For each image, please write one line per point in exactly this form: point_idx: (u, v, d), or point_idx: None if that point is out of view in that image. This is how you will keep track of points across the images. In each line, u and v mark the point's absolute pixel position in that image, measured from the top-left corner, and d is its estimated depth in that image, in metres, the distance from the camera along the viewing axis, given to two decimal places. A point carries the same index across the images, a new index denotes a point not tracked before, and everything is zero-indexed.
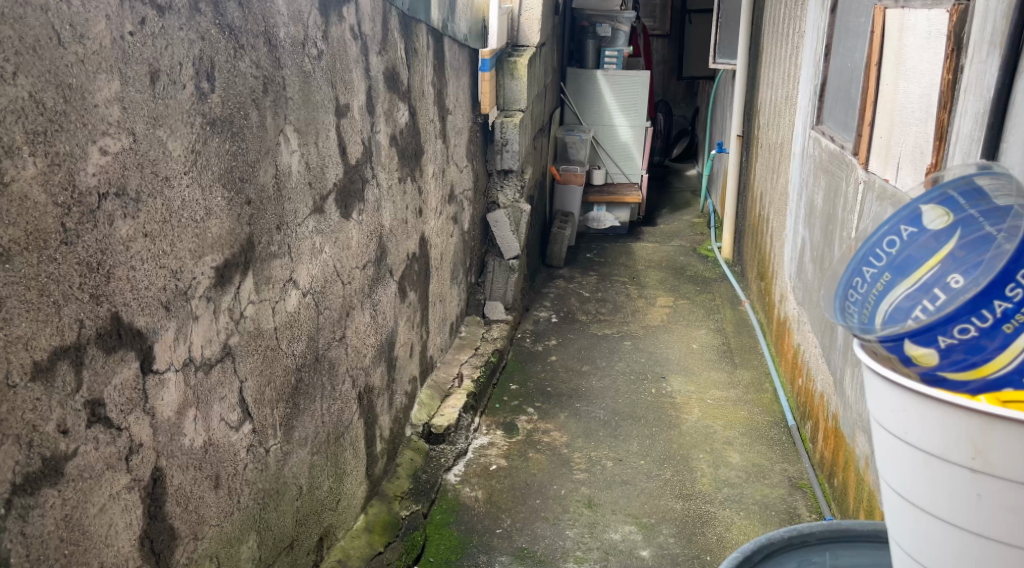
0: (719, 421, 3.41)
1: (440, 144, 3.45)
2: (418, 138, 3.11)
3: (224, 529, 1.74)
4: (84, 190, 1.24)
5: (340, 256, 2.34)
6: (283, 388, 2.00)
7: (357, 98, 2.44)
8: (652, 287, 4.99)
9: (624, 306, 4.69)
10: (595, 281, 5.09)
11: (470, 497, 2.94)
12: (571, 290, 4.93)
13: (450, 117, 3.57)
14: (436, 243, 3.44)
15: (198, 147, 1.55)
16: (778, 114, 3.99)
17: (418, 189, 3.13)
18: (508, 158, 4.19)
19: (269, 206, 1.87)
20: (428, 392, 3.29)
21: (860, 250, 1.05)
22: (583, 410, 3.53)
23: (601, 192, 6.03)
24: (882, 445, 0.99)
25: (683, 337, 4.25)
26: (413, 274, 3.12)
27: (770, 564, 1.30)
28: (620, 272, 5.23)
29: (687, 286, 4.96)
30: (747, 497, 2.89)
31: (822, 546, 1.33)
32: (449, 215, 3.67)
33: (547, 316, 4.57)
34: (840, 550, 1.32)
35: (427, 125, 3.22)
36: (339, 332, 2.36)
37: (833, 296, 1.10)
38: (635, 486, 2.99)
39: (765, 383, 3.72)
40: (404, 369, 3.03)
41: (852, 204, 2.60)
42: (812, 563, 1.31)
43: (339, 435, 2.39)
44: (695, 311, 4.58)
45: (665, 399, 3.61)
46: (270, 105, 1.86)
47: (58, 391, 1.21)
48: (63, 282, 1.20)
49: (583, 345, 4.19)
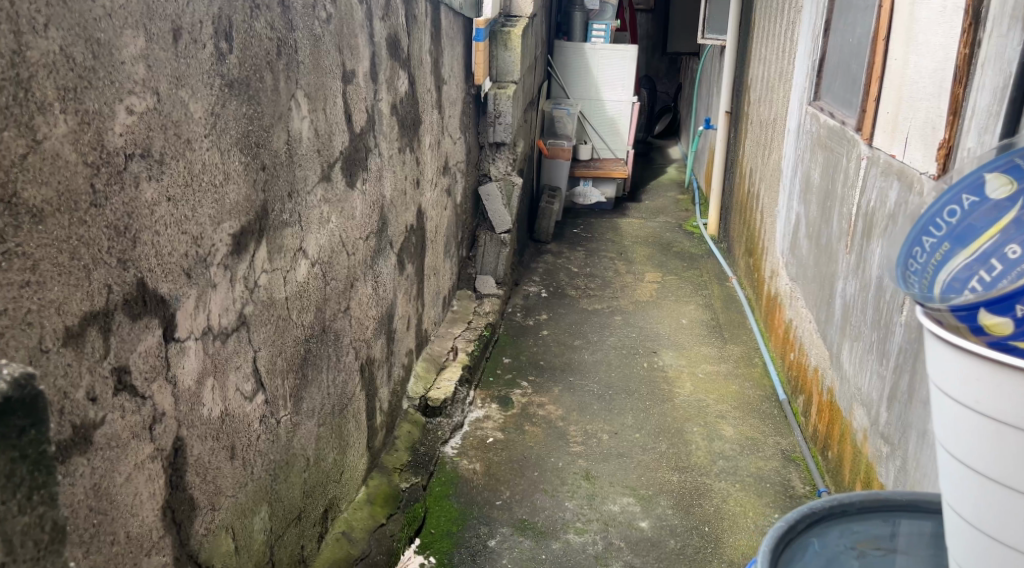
0: (712, 395, 3.45)
1: (436, 114, 3.41)
2: (417, 108, 3.07)
3: (239, 500, 1.72)
4: (112, 150, 1.20)
5: (346, 226, 2.31)
6: (293, 358, 1.97)
7: (362, 64, 2.40)
8: (639, 264, 5.02)
9: (612, 282, 4.71)
10: (582, 257, 5.10)
11: (469, 469, 2.94)
12: (559, 266, 4.94)
13: (445, 88, 3.53)
14: (431, 216, 3.42)
15: (217, 111, 1.51)
16: (771, 91, 4.00)
17: (416, 160, 3.10)
18: (501, 132, 4.18)
19: (281, 172, 1.83)
20: (423, 365, 3.29)
21: (922, 219, 1.08)
22: (577, 384, 3.55)
23: (588, 167, 6.03)
24: (947, 414, 1.00)
25: (672, 313, 4.28)
26: (411, 246, 3.10)
27: (814, 532, 1.34)
28: (608, 247, 5.25)
29: (674, 262, 5.00)
30: (742, 469, 2.93)
31: (863, 514, 1.36)
32: (444, 187, 3.64)
33: (536, 290, 4.57)
34: (885, 518, 1.35)
35: (424, 95, 3.18)
36: (344, 303, 2.33)
37: (891, 268, 1.13)
38: (631, 458, 3.01)
39: (754, 358, 3.77)
40: (401, 342, 3.02)
41: (853, 179, 2.62)
42: (855, 531, 1.34)
43: (343, 407, 2.37)
44: (682, 288, 4.62)
45: (658, 373, 3.64)
46: (283, 69, 1.81)
47: (88, 356, 1.18)
48: (93, 245, 1.17)
49: (573, 320, 4.21)
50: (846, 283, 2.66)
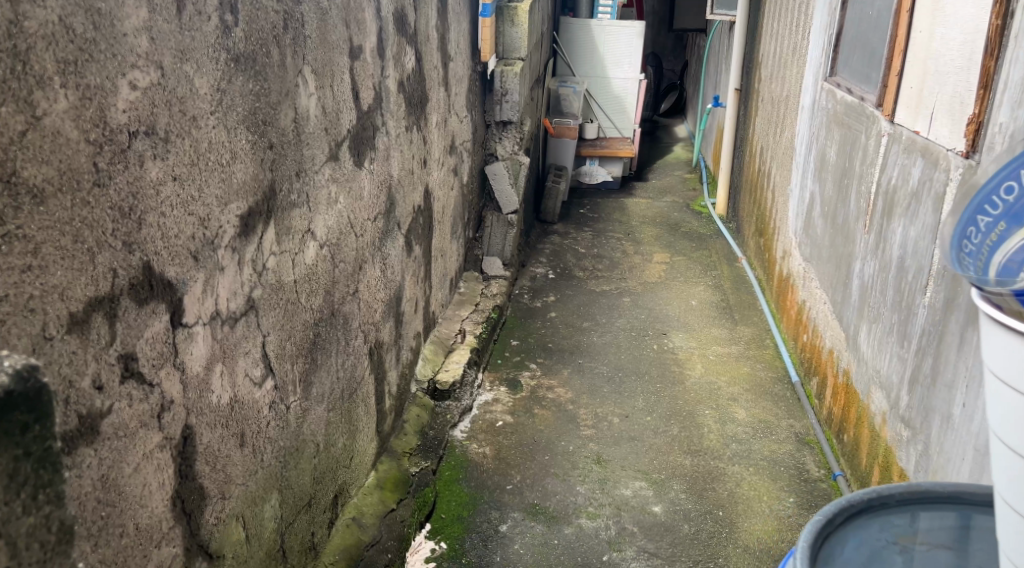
0: (723, 376, 3.42)
1: (443, 93, 3.34)
2: (423, 86, 3.00)
3: (250, 488, 1.68)
4: (115, 127, 1.14)
5: (354, 206, 2.26)
6: (302, 343, 1.93)
7: (369, 40, 2.33)
8: (647, 245, 4.98)
9: (620, 263, 4.67)
10: (589, 239, 5.06)
11: (479, 453, 2.90)
12: (566, 247, 4.90)
13: (451, 65, 3.46)
14: (438, 196, 3.36)
15: (223, 86, 1.45)
16: (784, 68, 3.93)
17: (423, 139, 3.03)
18: (507, 111, 4.11)
19: (289, 151, 1.77)
20: (431, 347, 3.25)
21: (977, 195, 1.01)
22: (586, 366, 3.51)
23: (594, 146, 5.99)
24: (1013, 403, 0.95)
25: (681, 296, 4.24)
26: (418, 227, 3.05)
27: (852, 525, 1.31)
28: (615, 228, 5.23)
29: (682, 243, 4.96)
30: (755, 452, 2.89)
31: (901, 507, 1.33)
32: (450, 167, 3.58)
33: (543, 272, 4.53)
34: (919, 512, 1.32)
35: (431, 71, 3.10)
36: (353, 286, 2.28)
37: (945, 247, 1.08)
38: (642, 441, 2.97)
39: (766, 339, 3.73)
40: (409, 324, 2.98)
41: (872, 157, 2.56)
42: (893, 525, 1.31)
43: (352, 391, 2.33)
44: (690, 270, 4.57)
45: (668, 355, 3.60)
46: (289, 43, 1.75)
47: (93, 343, 1.13)
48: (97, 227, 1.11)
49: (581, 301, 4.17)
50: (864, 264, 2.60)
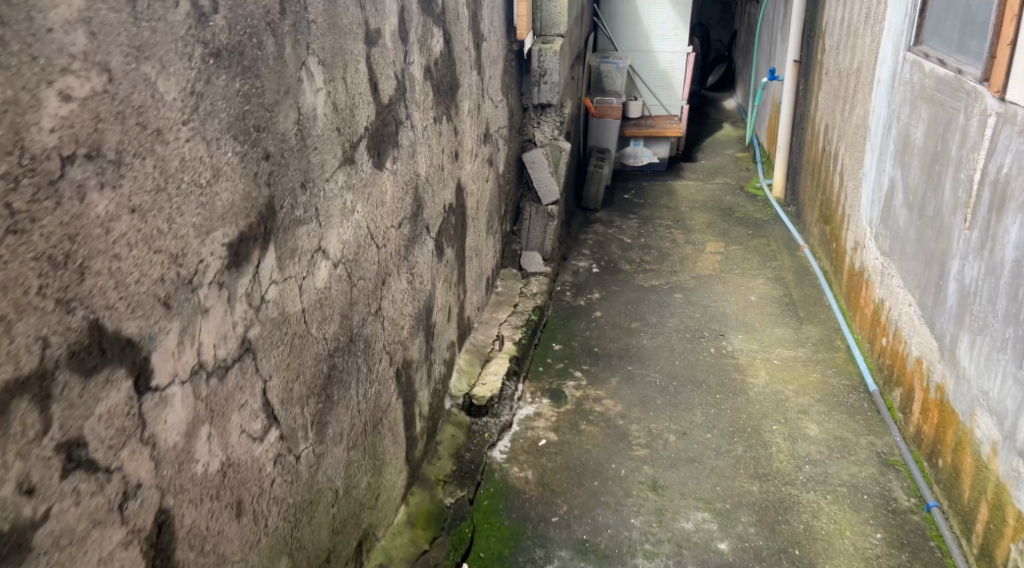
0: (791, 385, 3.09)
1: (476, 77, 3.03)
2: (453, 70, 2.70)
3: (250, 562, 1.41)
4: (38, 154, 0.86)
5: (374, 215, 1.97)
6: (314, 380, 1.65)
7: (389, 22, 2.03)
8: (698, 236, 4.65)
9: (670, 255, 4.38)
10: (635, 229, 4.74)
11: (520, 478, 2.62)
12: (610, 237, 4.61)
13: (484, 45, 3.14)
14: (471, 191, 3.09)
15: (199, 88, 1.15)
16: (856, 37, 3.54)
17: (454, 129, 2.74)
18: (546, 93, 3.81)
19: (291, 159, 1.49)
20: (466, 357, 2.97)
21: None
22: (637, 374, 3.21)
23: (639, 126, 5.71)
24: None
25: (738, 292, 3.91)
26: (450, 228, 2.77)
27: None
28: (663, 214, 4.95)
29: (738, 230, 4.71)
30: (833, 477, 2.56)
31: None
32: (484, 157, 3.30)
33: (586, 266, 4.24)
34: None
35: (461, 54, 2.79)
36: (375, 304, 2.00)
37: None
38: (704, 464, 2.66)
39: (836, 341, 3.39)
40: (442, 336, 2.71)
41: (975, 140, 2.20)
42: None
43: (377, 422, 2.06)
44: (745, 264, 4.23)
45: (727, 360, 3.29)
46: (289, 31, 1.46)
47: (14, 439, 0.86)
48: (13, 287, 0.84)
49: (630, 299, 3.87)
50: (964, 264, 2.25)
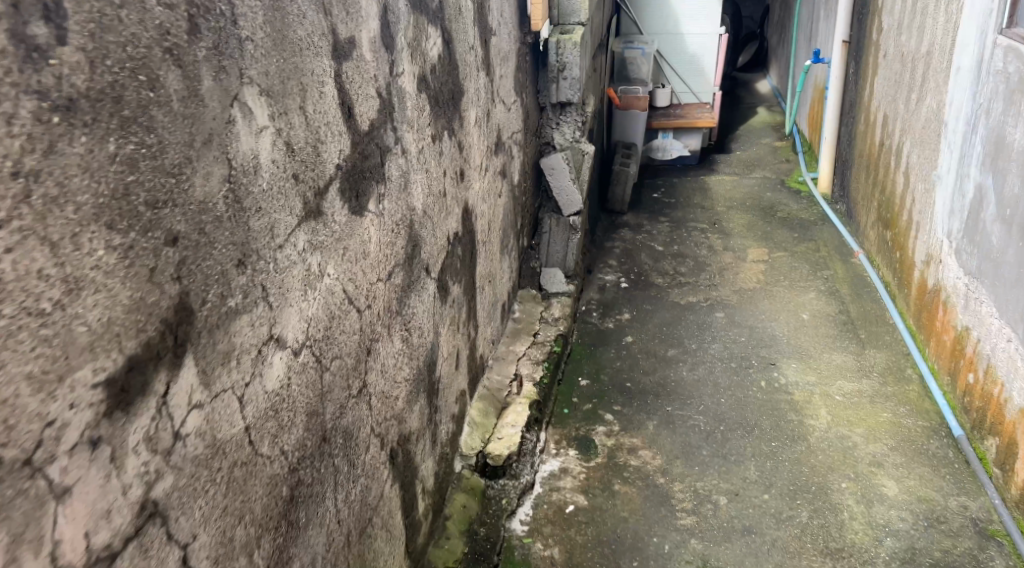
0: (859, 429, 2.68)
1: (481, 79, 2.62)
2: (454, 75, 2.29)
3: None
4: None
5: (352, 272, 1.56)
6: (271, 512, 1.24)
7: (368, 25, 1.62)
8: (737, 241, 4.21)
9: (707, 266, 3.97)
10: (666, 236, 4.32)
11: (544, 559, 2.22)
12: (640, 245, 4.23)
13: (490, 42, 2.73)
14: (481, 211, 2.69)
15: (29, 164, 0.75)
16: (934, 17, 3.07)
17: (458, 145, 2.34)
18: (564, 93, 3.41)
19: (220, 233, 1.07)
20: (479, 407, 2.56)
21: None
22: (677, 417, 2.82)
23: (667, 117, 5.31)
24: None
25: (786, 312, 3.49)
26: (456, 261, 2.38)
27: None
28: (697, 216, 4.55)
29: (781, 233, 4.29)
30: (923, 554, 2.15)
31: None
32: (495, 170, 2.90)
33: (614, 281, 3.86)
34: None
35: (464, 54, 2.38)
36: (357, 383, 1.59)
37: None
38: (762, 536, 2.25)
39: (906, 370, 2.99)
40: (449, 389, 2.33)
41: None
42: None
43: (365, 525, 1.66)
44: (793, 277, 3.81)
45: (780, 398, 2.89)
46: (207, 53, 1.03)
47: None
48: None
49: (664, 321, 3.47)
50: None
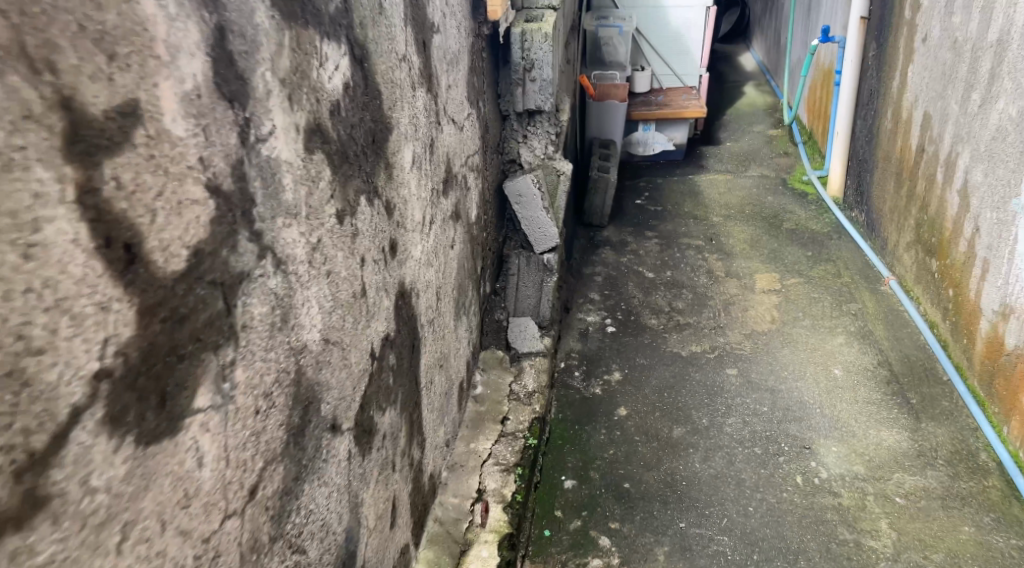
0: (936, 556, 2.05)
1: (418, 100, 1.87)
2: (373, 108, 1.53)
3: None
4: None
5: (156, 555, 0.81)
6: None
7: (177, 70, 0.85)
8: (741, 263, 3.54)
9: (709, 299, 3.28)
10: (656, 258, 3.62)
11: None
12: (625, 271, 3.53)
13: (428, 45, 1.97)
14: (426, 279, 1.96)
15: None
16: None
17: (385, 207, 1.60)
18: (532, 101, 2.69)
19: None
20: (429, 560, 1.86)
21: None
22: (695, 538, 2.16)
23: (648, 106, 4.57)
24: None
25: (814, 366, 2.83)
26: (391, 373, 1.65)
27: None
28: (690, 229, 3.85)
29: (791, 251, 3.62)
30: None
31: None
32: (445, 214, 2.17)
33: (597, 324, 3.17)
34: None
35: (387, 73, 1.62)
36: None
37: None
38: None
39: (980, 456, 2.36)
40: (384, 561, 1.62)
41: None
42: None
43: None
44: (815, 315, 3.14)
45: (824, 504, 2.24)
46: None
47: None
48: None
49: (664, 382, 2.80)
50: None
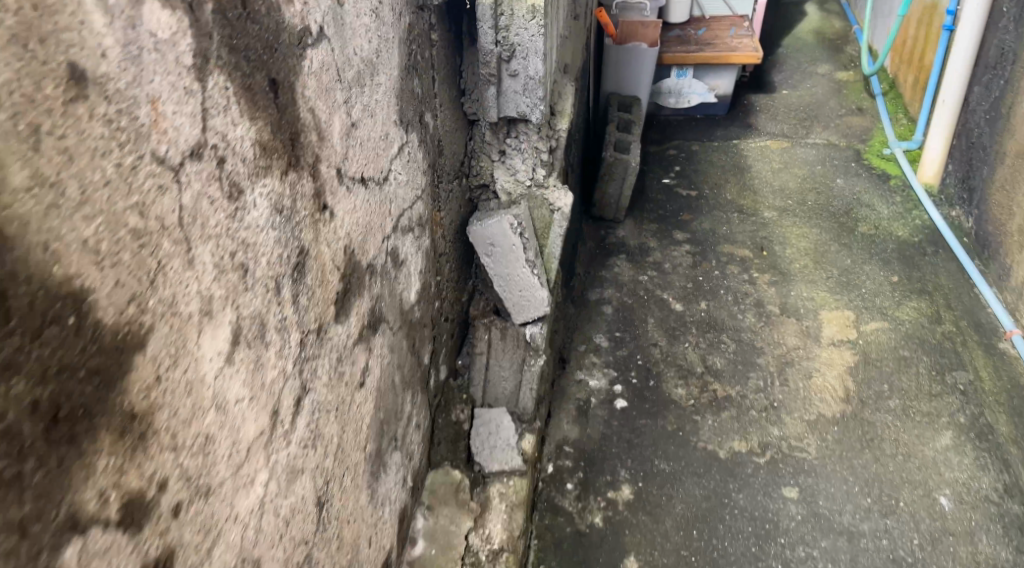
0: None
1: (253, 209, 0.95)
2: (46, 350, 0.63)
3: None
4: None
5: None
6: None
7: None
8: (802, 292, 2.64)
9: (759, 354, 2.40)
10: (686, 276, 2.70)
11: None
12: (646, 297, 2.62)
13: (285, 82, 1.02)
14: (291, 505, 1.10)
15: None
16: None
17: (125, 525, 0.73)
18: (512, 105, 1.70)
19: None
20: None
21: None
22: None
23: (686, 45, 3.50)
24: None
25: (910, 492, 2.00)
26: None
27: None
28: (735, 229, 2.92)
29: (870, 274, 2.71)
30: None
31: None
32: (346, 346, 1.29)
33: (603, 390, 2.30)
34: None
35: (120, 227, 0.70)
36: None
37: None
38: None
39: None
40: None
41: None
42: None
43: None
44: (907, 392, 2.28)
45: None
46: None
47: None
48: None
49: (694, 509, 1.97)
50: None
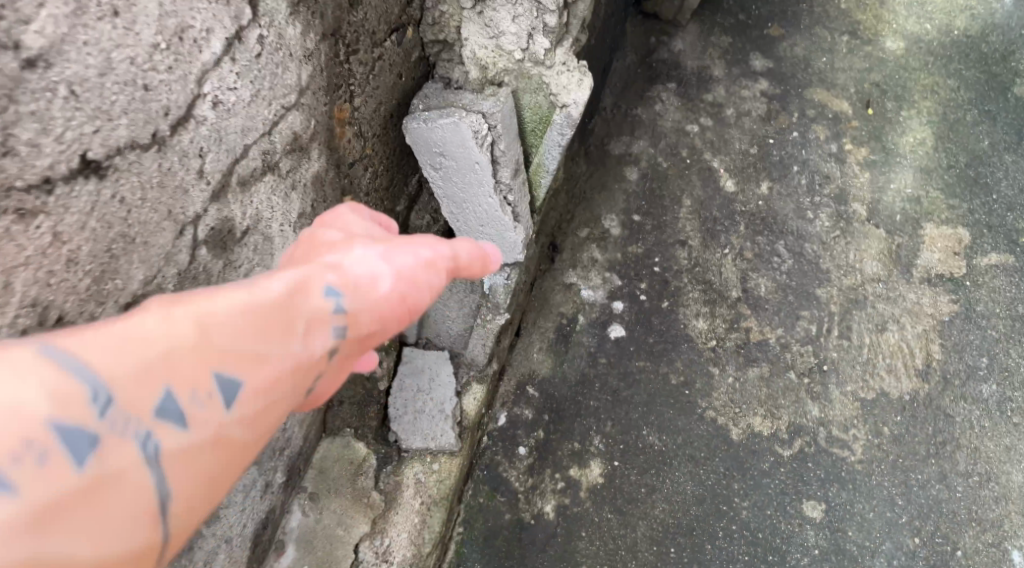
0: None
1: None
2: None
3: None
4: None
5: None
6: None
7: None
8: (908, 187, 1.89)
9: (821, 282, 1.75)
10: (751, 136, 1.94)
11: None
12: (689, 162, 1.89)
13: None
14: None
15: None
16: None
17: None
18: None
19: None
20: None
21: None
22: None
23: None
24: None
25: (973, 537, 1.50)
26: None
27: None
28: (838, 67, 2.07)
29: (1011, 171, 1.93)
30: None
31: None
32: None
33: (597, 304, 1.69)
34: None
35: None
36: None
37: None
38: None
39: None
40: None
41: None
42: None
43: None
44: (1012, 377, 1.66)
45: None
46: None
47: None
48: None
49: (679, 515, 1.49)
50: None
